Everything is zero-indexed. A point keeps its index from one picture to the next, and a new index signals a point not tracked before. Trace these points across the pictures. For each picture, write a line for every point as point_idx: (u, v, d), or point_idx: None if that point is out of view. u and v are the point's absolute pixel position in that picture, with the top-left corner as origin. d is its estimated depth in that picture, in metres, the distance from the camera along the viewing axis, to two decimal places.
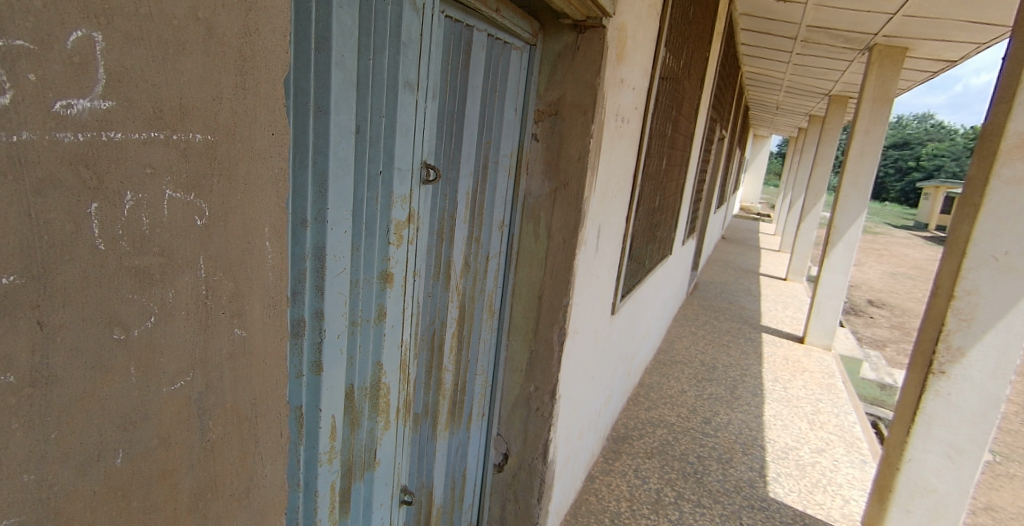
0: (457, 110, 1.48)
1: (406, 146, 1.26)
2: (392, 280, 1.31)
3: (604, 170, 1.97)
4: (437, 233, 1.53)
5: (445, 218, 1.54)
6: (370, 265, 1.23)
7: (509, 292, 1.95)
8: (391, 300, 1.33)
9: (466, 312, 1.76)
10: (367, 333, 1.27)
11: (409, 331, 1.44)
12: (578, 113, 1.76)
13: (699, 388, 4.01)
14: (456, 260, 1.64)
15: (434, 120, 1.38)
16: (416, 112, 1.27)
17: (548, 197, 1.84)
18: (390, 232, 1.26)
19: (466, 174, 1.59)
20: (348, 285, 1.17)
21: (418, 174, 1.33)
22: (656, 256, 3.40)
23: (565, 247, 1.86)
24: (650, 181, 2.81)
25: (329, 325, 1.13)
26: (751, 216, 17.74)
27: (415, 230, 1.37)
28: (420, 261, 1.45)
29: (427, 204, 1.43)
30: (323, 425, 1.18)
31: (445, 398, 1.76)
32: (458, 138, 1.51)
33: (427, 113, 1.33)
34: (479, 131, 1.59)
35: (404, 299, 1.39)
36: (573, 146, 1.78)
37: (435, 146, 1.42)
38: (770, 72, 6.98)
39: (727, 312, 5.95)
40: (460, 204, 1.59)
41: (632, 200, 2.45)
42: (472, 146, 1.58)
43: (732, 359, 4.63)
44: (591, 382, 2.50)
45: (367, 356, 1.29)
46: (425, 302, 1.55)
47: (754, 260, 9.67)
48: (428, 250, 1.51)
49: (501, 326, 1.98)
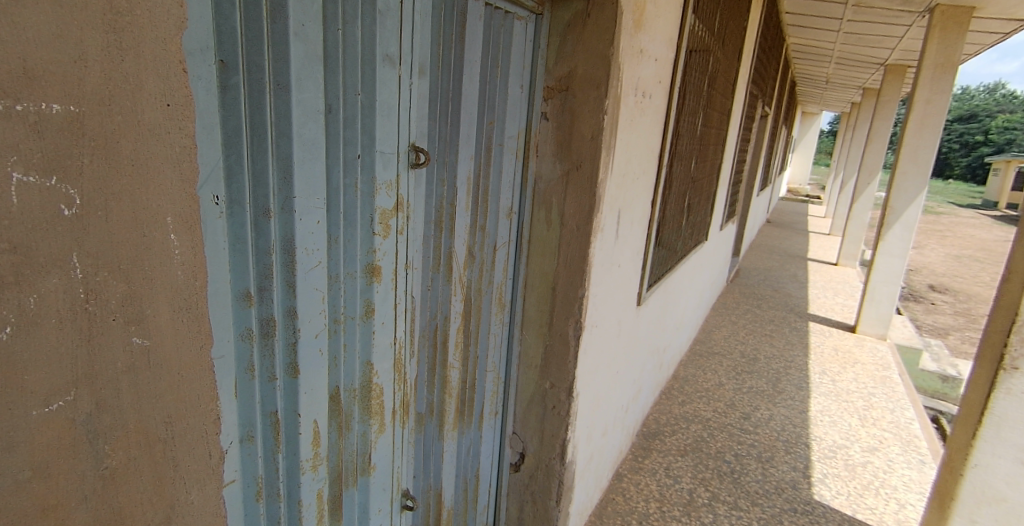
0: (450, 88, 1.36)
1: (390, 129, 1.15)
2: (379, 274, 1.21)
3: (623, 151, 1.81)
4: (432, 221, 1.42)
5: (441, 206, 1.43)
6: (352, 257, 1.13)
7: (520, 283, 1.83)
8: (379, 296, 1.23)
9: (472, 305, 1.66)
10: (352, 331, 1.17)
11: (402, 328, 1.34)
12: (591, 87, 1.61)
13: (738, 382, 3.78)
14: (457, 252, 1.53)
15: (423, 99, 1.27)
16: (400, 91, 1.16)
17: (559, 181, 1.70)
18: (374, 220, 1.16)
19: (465, 159, 1.47)
20: (325, 280, 1.07)
21: (405, 158, 1.22)
22: (689, 242, 3.20)
23: (579, 235, 1.72)
24: (680, 163, 2.63)
25: (304, 325, 1.04)
26: (800, 198, 16.97)
27: (406, 221, 1.26)
28: (414, 252, 1.35)
29: (418, 190, 1.32)
30: (303, 431, 1.09)
31: (452, 397, 1.66)
32: (454, 118, 1.40)
33: (414, 90, 1.21)
34: (479, 110, 1.47)
35: (396, 295, 1.29)
36: (585, 124, 1.63)
37: (425, 128, 1.31)
38: (818, 43, 6.54)
39: (770, 299, 5.64)
40: (460, 190, 1.48)
41: (659, 183, 2.29)
42: (471, 127, 1.46)
43: (776, 350, 4.37)
44: (616, 376, 2.36)
45: (354, 355, 1.20)
46: (423, 297, 1.45)
47: (802, 244, 9.20)
48: (424, 242, 1.41)
49: (513, 320, 1.86)
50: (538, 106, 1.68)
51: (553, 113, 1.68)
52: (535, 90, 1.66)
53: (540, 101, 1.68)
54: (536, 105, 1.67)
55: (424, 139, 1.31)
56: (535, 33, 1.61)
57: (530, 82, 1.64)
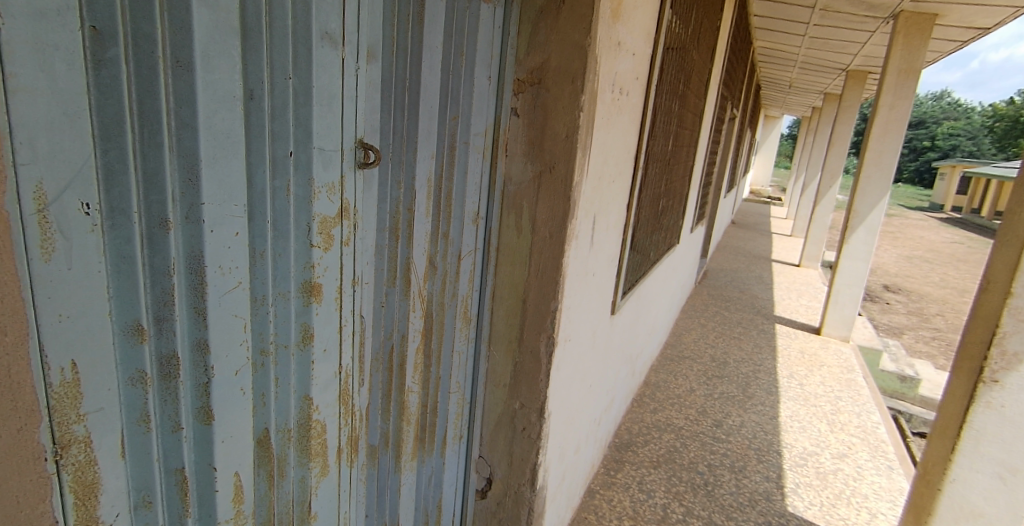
0: (406, 77, 1.18)
1: (332, 121, 0.96)
2: (320, 294, 1.02)
3: (599, 151, 1.66)
4: (385, 229, 1.23)
5: (396, 211, 1.25)
6: (284, 275, 0.94)
7: (487, 295, 1.65)
8: (320, 318, 1.03)
9: (434, 321, 1.47)
10: (285, 361, 0.98)
11: (350, 353, 1.15)
12: (566, 80, 1.46)
13: (709, 387, 3.70)
14: (414, 263, 1.34)
15: (373, 88, 1.08)
16: (345, 76, 0.97)
17: (531, 183, 1.54)
18: (313, 230, 0.97)
19: (424, 158, 1.29)
20: (247, 304, 0.88)
21: (351, 156, 1.03)
22: (662, 246, 3.09)
23: (552, 243, 1.56)
24: (655, 164, 2.50)
25: (220, 360, 0.84)
26: (761, 199, 17.30)
27: (353, 230, 1.07)
28: (363, 265, 1.16)
29: (367, 194, 1.13)
30: (222, 487, 0.89)
31: (411, 425, 1.48)
32: (410, 112, 1.22)
33: (361, 76, 1.03)
34: (440, 103, 1.30)
35: (342, 316, 1.10)
36: (559, 121, 1.47)
37: (377, 121, 1.12)
38: (784, 46, 6.57)
39: (737, 301, 5.60)
40: (419, 193, 1.30)
41: (635, 185, 2.15)
42: (430, 122, 1.28)
43: (745, 353, 4.29)
44: (589, 390, 2.20)
45: (288, 390, 1.00)
46: (376, 315, 1.26)
47: (766, 245, 9.30)
48: (376, 253, 1.22)
49: (480, 336, 1.68)
50: (508, 100, 1.51)
51: (525, 108, 1.51)
52: (504, 82, 1.48)
53: (510, 94, 1.51)
54: (506, 98, 1.50)
55: (375, 134, 1.12)
56: (504, 18, 1.44)
57: (499, 73, 1.47)
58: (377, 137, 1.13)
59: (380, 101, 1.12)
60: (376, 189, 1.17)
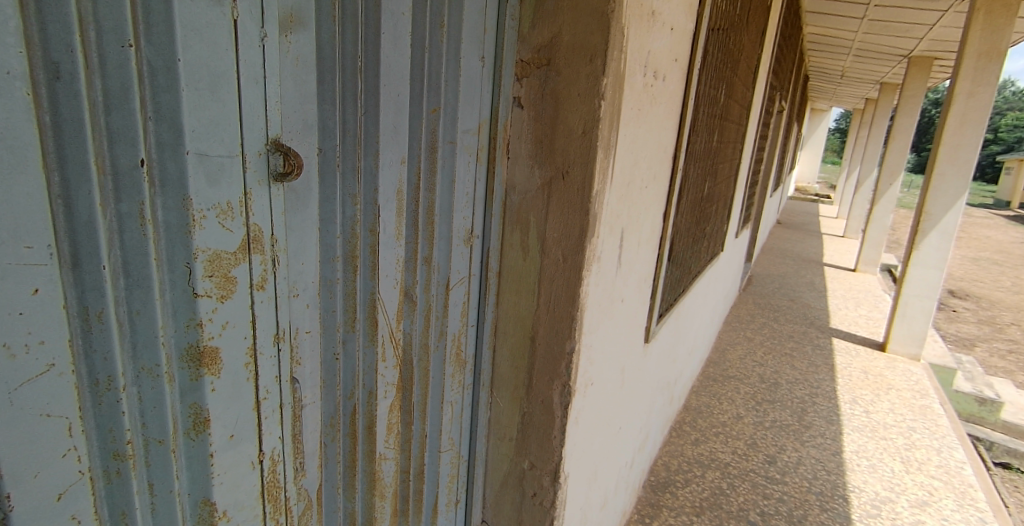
0: (353, 56, 0.87)
1: (220, 114, 0.65)
2: (220, 361, 0.71)
3: (628, 148, 1.30)
4: (332, 259, 0.92)
5: (350, 234, 0.94)
6: (149, 343, 0.64)
7: (488, 331, 1.32)
8: (223, 395, 0.73)
9: (415, 370, 1.16)
10: (162, 460, 0.69)
11: (281, 431, 0.84)
12: (582, 58, 1.11)
13: (759, 414, 3.09)
14: (381, 301, 1.03)
15: (298, 68, 0.77)
16: (244, 49, 0.66)
17: (540, 192, 1.20)
18: (197, 273, 0.66)
19: (390, 165, 0.97)
20: (75, 393, 0.58)
21: (261, 165, 0.72)
22: (704, 256, 2.68)
23: (567, 268, 1.21)
24: (696, 164, 2.11)
25: (24, 483, 0.55)
26: (810, 198, 16.35)
27: (274, 268, 0.77)
28: (297, 311, 0.85)
29: (296, 214, 0.82)
30: None
31: (387, 501, 1.16)
32: (364, 103, 0.91)
33: (272, 51, 0.70)
34: (408, 91, 0.98)
35: (266, 384, 0.79)
36: (574, 112, 1.13)
37: (308, 114, 0.81)
38: (837, 32, 6.02)
39: (787, 311, 5.07)
40: (383, 211, 0.98)
41: (673, 189, 1.77)
42: (396, 115, 0.97)
43: (799, 373, 3.67)
44: (618, 436, 1.80)
45: (172, 499, 0.70)
46: (325, 371, 0.95)
47: (816, 248, 8.61)
48: (321, 291, 0.91)
49: (480, 380, 1.35)
50: (509, 86, 1.17)
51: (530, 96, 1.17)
52: (503, 63, 1.15)
53: (511, 79, 1.18)
54: (505, 84, 1.17)
55: (306, 132, 0.81)
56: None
57: (495, 52, 1.14)
58: (309, 137, 0.82)
59: (312, 86, 0.81)
60: (314, 206, 0.86)
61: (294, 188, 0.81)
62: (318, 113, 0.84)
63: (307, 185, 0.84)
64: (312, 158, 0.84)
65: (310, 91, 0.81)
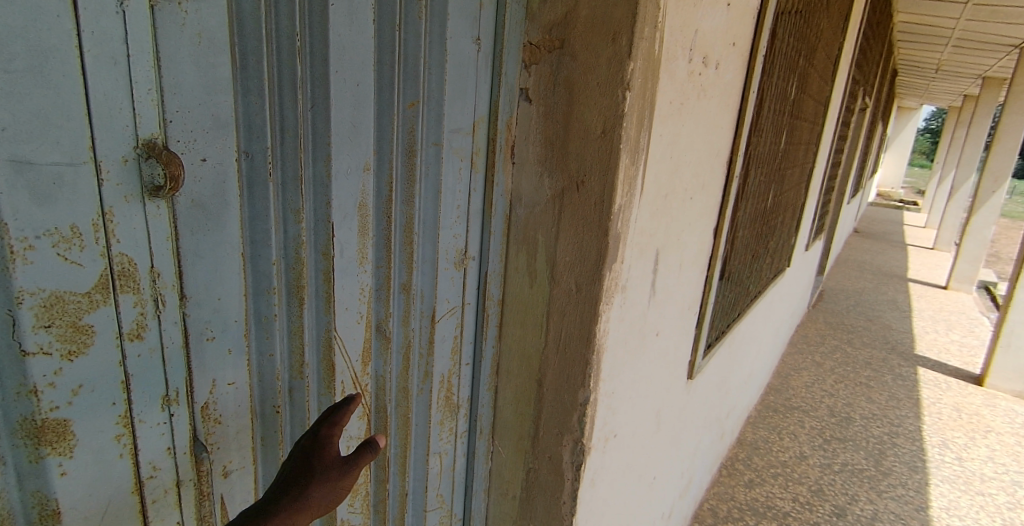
0: (291, 35, 0.67)
1: (50, 106, 0.47)
2: (76, 436, 0.54)
3: (665, 152, 1.04)
4: (266, 291, 0.73)
5: (295, 260, 0.75)
6: None
7: (488, 369, 1.11)
8: (82, 479, 0.56)
9: (390, 417, 0.97)
10: None
11: (182, 512, 0.67)
12: (604, 39, 0.87)
13: (827, 455, 2.71)
14: (340, 339, 0.84)
15: (200, 48, 0.58)
16: (88, 17, 0.49)
17: (549, 206, 0.98)
18: (24, 324, 0.49)
19: (348, 173, 0.78)
20: None
21: (128, 176, 0.53)
22: (766, 273, 2.35)
23: (581, 300, 0.98)
24: (758, 171, 1.80)
25: None
26: (894, 204, 15.08)
27: (160, 312, 0.59)
28: (210, 360, 0.67)
29: (205, 236, 0.63)
30: None
31: None
32: (308, 94, 0.71)
33: (140, 22, 0.52)
34: (370, 79, 0.78)
35: (152, 459, 0.61)
36: (593, 107, 0.90)
37: (221, 107, 0.62)
38: (934, 22, 5.37)
39: (864, 332, 4.55)
40: (338, 230, 0.78)
41: (728, 201, 1.48)
42: (357, 111, 0.77)
43: (877, 407, 3.23)
44: (651, 489, 1.54)
45: None
46: (264, 427, 0.77)
47: (900, 261, 7.82)
48: (251, 330, 0.73)
49: (478, 426, 1.14)
50: (513, 75, 0.95)
51: (539, 88, 0.95)
52: (504, 48, 0.93)
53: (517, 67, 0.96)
54: (508, 73, 0.95)
55: (218, 129, 0.62)
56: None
57: (494, 33, 0.92)
58: (222, 138, 0.63)
59: (225, 70, 0.62)
60: (236, 226, 0.67)
61: (199, 202, 0.62)
62: (239, 107, 0.65)
63: (225, 200, 0.65)
64: (230, 164, 0.65)
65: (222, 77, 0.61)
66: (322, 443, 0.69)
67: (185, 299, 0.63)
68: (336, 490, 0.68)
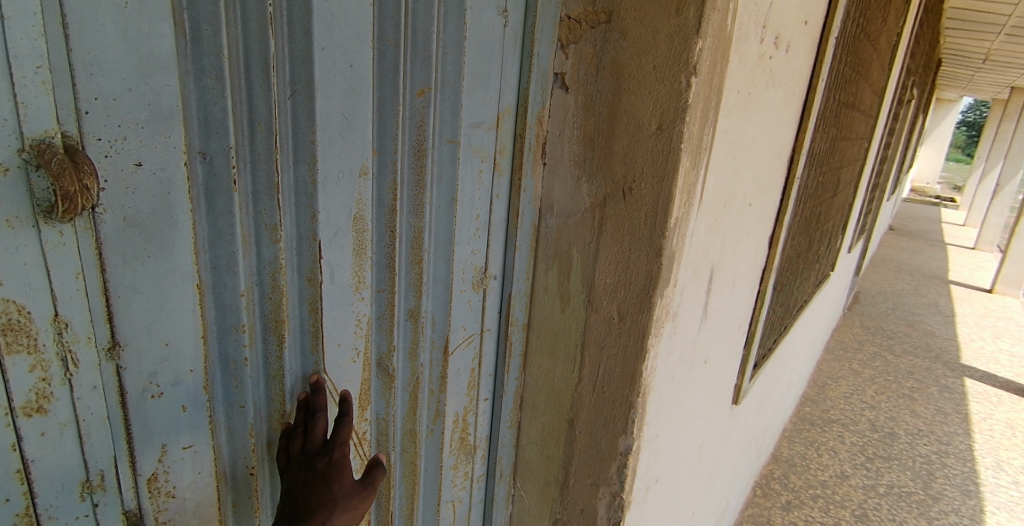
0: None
1: None
2: None
3: (729, 150, 0.86)
4: (233, 328, 0.57)
5: (272, 289, 0.59)
6: None
7: (510, 403, 0.95)
8: None
9: (395, 466, 0.82)
10: None
11: None
12: (663, 10, 0.69)
13: (870, 475, 2.51)
14: (331, 382, 0.68)
15: (125, 13, 0.44)
16: None
17: (588, 217, 0.81)
18: None
19: (339, 179, 0.61)
20: None
21: (8, 190, 0.41)
22: (812, 279, 2.15)
23: (625, 331, 0.81)
24: (815, 170, 1.61)
25: None
26: (928, 200, 14.53)
27: (72, 357, 0.46)
28: (154, 421, 0.53)
29: (146, 263, 0.49)
30: None
31: None
32: (285, 78, 0.55)
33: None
34: (368, 59, 0.61)
35: None
36: (646, 97, 0.72)
37: (163, 94, 0.47)
38: (989, 9, 5.03)
39: (905, 339, 4.30)
40: (328, 252, 0.62)
41: (787, 206, 1.29)
42: (351, 99, 0.60)
43: (923, 422, 3.01)
44: None
45: None
46: (234, 493, 0.62)
47: (940, 262, 7.47)
48: (213, 378, 0.57)
49: (498, 468, 0.98)
50: (547, 57, 0.78)
51: (579, 72, 0.77)
52: (536, 24, 0.76)
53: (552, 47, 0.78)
54: (539, 54, 0.78)
55: (159, 123, 0.48)
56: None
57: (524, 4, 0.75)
58: (164, 135, 0.48)
59: (167, 44, 0.47)
60: (190, 249, 0.52)
61: (134, 220, 0.48)
62: (189, 94, 0.49)
63: (172, 217, 0.50)
64: (177, 170, 0.50)
65: (163, 53, 0.47)
66: (343, 467, 0.64)
67: (114, 347, 0.49)
68: (357, 514, 0.65)
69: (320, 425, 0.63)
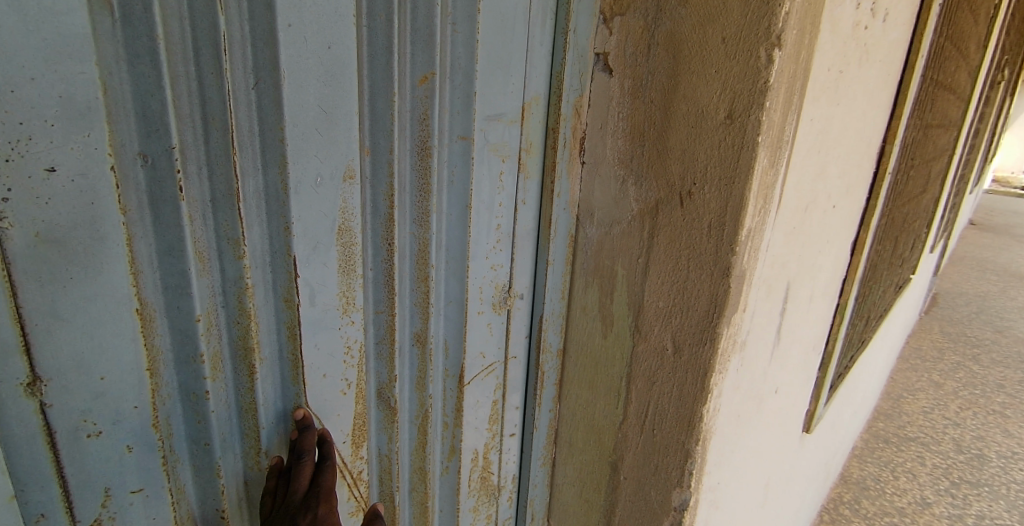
0: None
1: None
2: None
3: (814, 145, 0.71)
4: (192, 359, 0.47)
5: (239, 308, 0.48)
6: None
7: (542, 439, 0.82)
8: None
9: (402, 514, 0.70)
10: None
11: None
12: None
13: (956, 504, 2.24)
14: (318, 419, 0.56)
15: None
16: None
17: (635, 226, 0.67)
18: None
19: (317, 183, 0.50)
20: None
21: None
22: (892, 286, 1.91)
23: (680, 364, 0.67)
24: (903, 164, 1.39)
25: None
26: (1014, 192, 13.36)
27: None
28: (89, 477, 0.43)
29: (71, 288, 0.39)
30: None
31: None
32: (243, 62, 0.43)
33: None
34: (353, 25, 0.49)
35: None
36: (711, 80, 0.58)
37: (79, 82, 0.37)
38: None
39: (993, 348, 3.89)
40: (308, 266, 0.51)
41: (873, 208, 1.10)
42: (330, 89, 0.48)
43: (1018, 444, 2.67)
44: None
45: None
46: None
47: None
48: (170, 413, 0.47)
49: (528, 509, 0.86)
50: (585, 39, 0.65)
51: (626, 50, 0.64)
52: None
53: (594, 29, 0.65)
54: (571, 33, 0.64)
55: (75, 119, 0.37)
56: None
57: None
58: (83, 132, 0.37)
59: (86, 27, 0.36)
60: (127, 266, 0.42)
61: (53, 238, 0.37)
62: (120, 80, 0.39)
63: (100, 232, 0.40)
64: (104, 174, 0.39)
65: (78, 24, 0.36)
66: (335, 522, 0.53)
67: (35, 383, 0.39)
68: None
69: (306, 473, 0.53)
